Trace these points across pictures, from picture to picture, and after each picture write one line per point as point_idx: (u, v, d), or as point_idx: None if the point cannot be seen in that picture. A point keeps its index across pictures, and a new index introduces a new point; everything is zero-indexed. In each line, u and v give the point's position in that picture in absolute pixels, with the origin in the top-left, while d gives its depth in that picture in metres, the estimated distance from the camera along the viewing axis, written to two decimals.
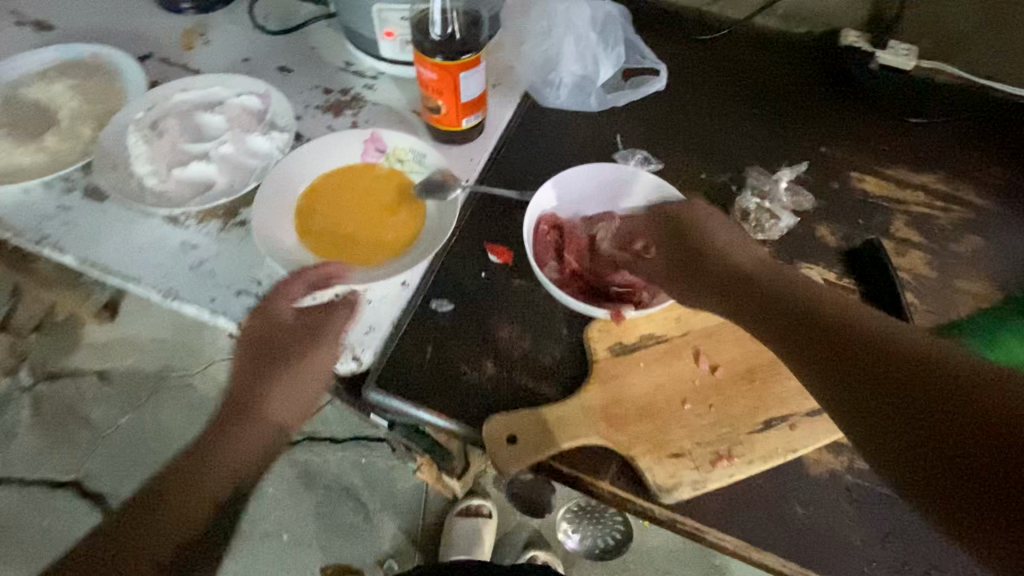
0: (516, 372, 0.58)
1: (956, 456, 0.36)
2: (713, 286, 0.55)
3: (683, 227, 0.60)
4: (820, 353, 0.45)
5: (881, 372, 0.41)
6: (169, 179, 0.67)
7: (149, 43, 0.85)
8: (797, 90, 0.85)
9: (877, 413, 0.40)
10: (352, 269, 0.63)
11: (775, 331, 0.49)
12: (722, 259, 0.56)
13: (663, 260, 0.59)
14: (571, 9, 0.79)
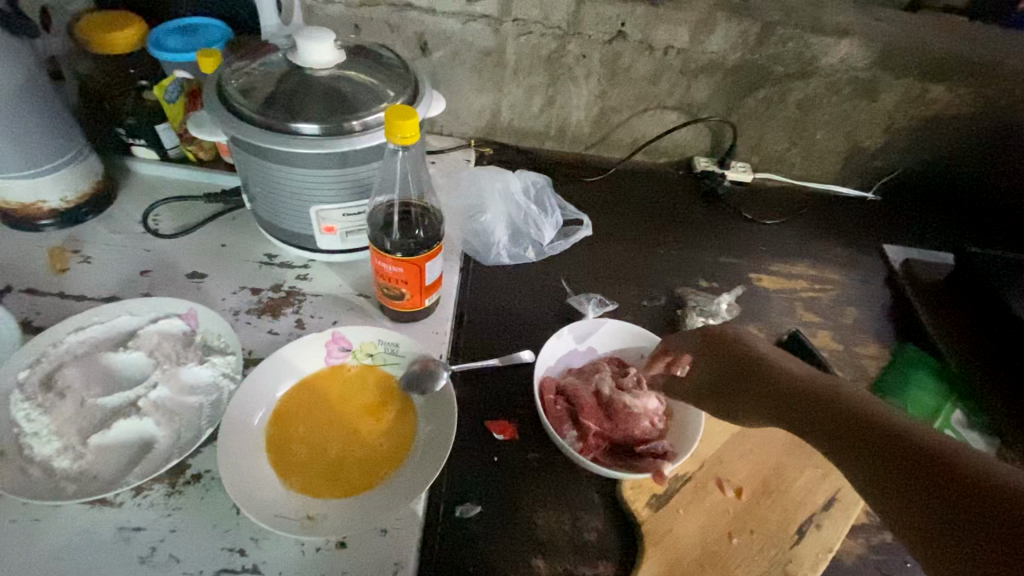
0: (569, 561, 0.55)
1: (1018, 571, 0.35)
2: (758, 403, 0.53)
3: (729, 350, 0.57)
4: (863, 449, 0.44)
5: (933, 479, 0.40)
6: (87, 452, 0.53)
7: (4, 273, 0.71)
8: (683, 208, 1.00)
9: (943, 529, 0.39)
10: (355, 502, 0.55)
11: (818, 431, 0.48)
12: (770, 377, 0.53)
13: (702, 391, 0.58)
14: (505, 183, 0.88)
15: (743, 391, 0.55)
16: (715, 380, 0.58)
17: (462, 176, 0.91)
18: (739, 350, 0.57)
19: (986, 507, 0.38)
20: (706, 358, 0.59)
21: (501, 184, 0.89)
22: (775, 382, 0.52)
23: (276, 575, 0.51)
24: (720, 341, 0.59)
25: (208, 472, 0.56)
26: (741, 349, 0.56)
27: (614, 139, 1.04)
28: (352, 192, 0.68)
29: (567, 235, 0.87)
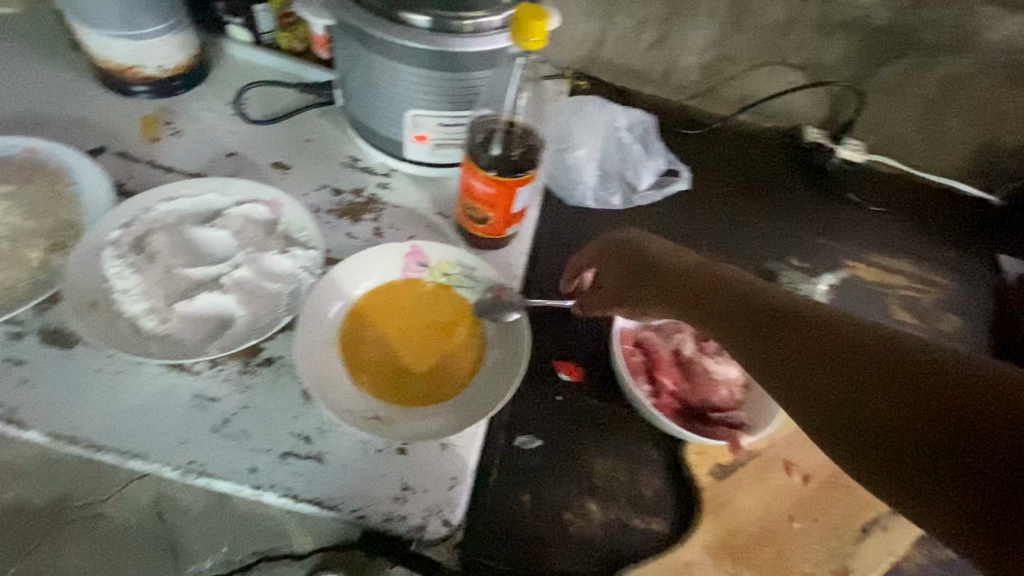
0: (622, 512, 0.54)
1: (946, 445, 0.31)
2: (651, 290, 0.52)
3: (625, 248, 0.56)
4: (765, 344, 0.41)
5: (838, 356, 0.36)
6: (171, 317, 0.54)
7: (99, 133, 0.71)
8: (783, 179, 0.92)
9: (853, 413, 0.35)
10: (421, 413, 0.55)
11: (719, 331, 0.45)
12: (669, 264, 0.52)
13: (611, 299, 0.57)
14: (611, 117, 0.82)
15: (639, 282, 0.54)
16: (618, 279, 0.56)
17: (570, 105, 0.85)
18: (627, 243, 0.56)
19: (904, 369, 0.33)
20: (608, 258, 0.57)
21: (608, 117, 0.83)
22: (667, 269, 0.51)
23: (338, 467, 0.52)
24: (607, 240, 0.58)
25: (280, 359, 0.57)
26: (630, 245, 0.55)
27: (721, 92, 0.96)
28: (450, 101, 0.64)
29: (660, 188, 0.81)
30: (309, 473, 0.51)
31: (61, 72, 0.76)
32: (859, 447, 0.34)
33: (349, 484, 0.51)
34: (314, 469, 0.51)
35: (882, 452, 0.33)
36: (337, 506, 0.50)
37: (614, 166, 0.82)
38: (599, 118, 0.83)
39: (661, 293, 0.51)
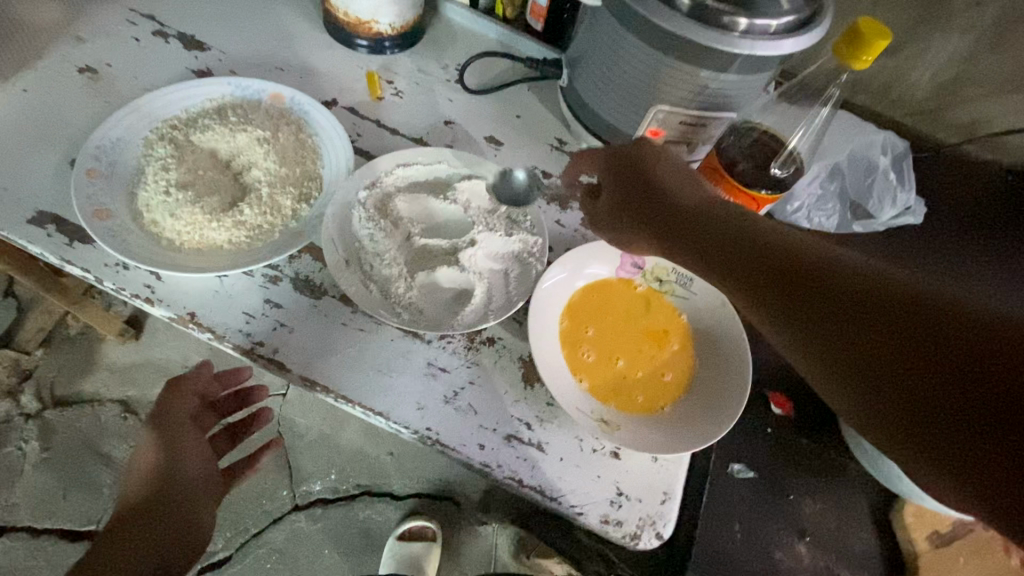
0: (830, 559, 0.53)
1: (910, 371, 0.31)
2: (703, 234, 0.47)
3: (659, 171, 0.53)
4: (798, 287, 0.38)
5: (794, 269, 0.39)
6: (414, 286, 0.56)
7: (330, 86, 0.73)
8: (1005, 220, 0.82)
9: (880, 354, 0.33)
10: (637, 422, 0.54)
11: (747, 282, 0.41)
12: (662, 195, 0.51)
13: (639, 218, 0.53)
14: (866, 138, 0.75)
15: (661, 211, 0.51)
16: (642, 202, 0.53)
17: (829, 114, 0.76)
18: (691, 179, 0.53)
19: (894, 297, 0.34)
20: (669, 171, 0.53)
21: (861, 137, 0.75)
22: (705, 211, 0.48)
23: (558, 460, 0.53)
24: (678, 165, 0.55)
25: (501, 340, 0.58)
26: (650, 163, 0.54)
27: (947, 115, 0.86)
28: (702, 104, 0.61)
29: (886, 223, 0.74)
30: (532, 460, 0.53)
31: (293, 17, 0.78)
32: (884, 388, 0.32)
33: (568, 478, 0.52)
34: (537, 457, 0.53)
35: (903, 389, 0.31)
36: (559, 498, 0.51)
37: (847, 190, 0.74)
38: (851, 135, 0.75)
39: (677, 224, 0.49)
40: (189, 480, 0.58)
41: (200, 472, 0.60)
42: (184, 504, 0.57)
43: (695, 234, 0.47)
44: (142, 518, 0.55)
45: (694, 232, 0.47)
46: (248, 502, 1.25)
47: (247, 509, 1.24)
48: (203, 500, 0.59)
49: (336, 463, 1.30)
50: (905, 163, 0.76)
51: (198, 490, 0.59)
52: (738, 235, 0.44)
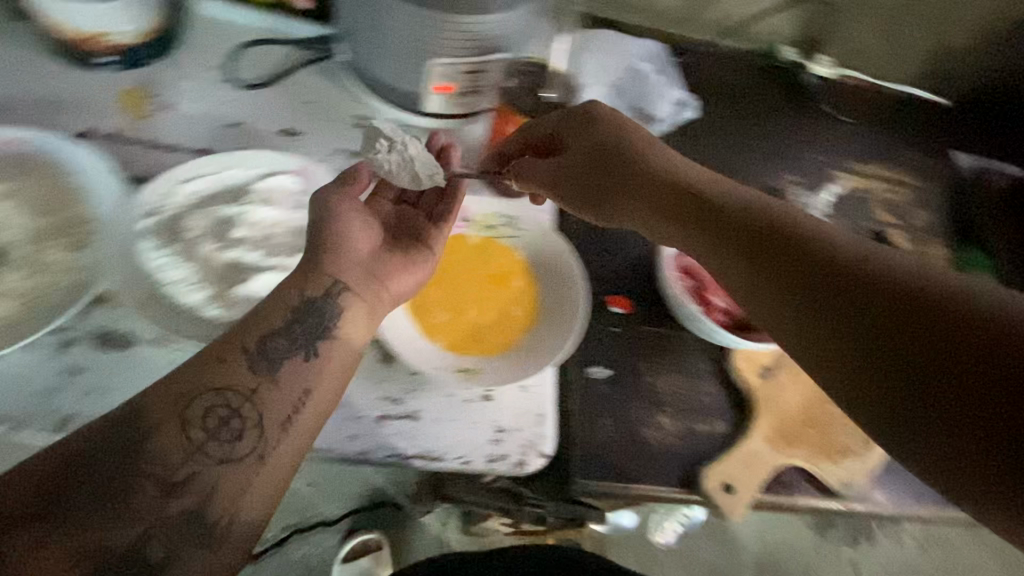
0: (691, 420, 0.60)
1: (924, 370, 0.32)
2: (631, 194, 0.52)
3: (590, 136, 0.55)
4: (809, 280, 0.38)
5: (804, 259, 0.39)
6: (234, 303, 0.53)
7: (81, 117, 0.64)
8: (768, 96, 0.95)
9: (894, 349, 0.33)
10: (498, 361, 0.57)
11: (754, 265, 0.42)
12: (625, 165, 0.52)
13: (565, 186, 0.55)
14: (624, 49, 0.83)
15: (617, 179, 0.53)
16: (580, 160, 0.55)
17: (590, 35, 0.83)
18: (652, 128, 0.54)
19: (908, 293, 0.34)
20: (575, 137, 0.56)
21: (620, 49, 0.83)
22: (689, 203, 0.48)
23: (434, 421, 0.54)
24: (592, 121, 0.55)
25: None
26: (612, 133, 0.54)
27: (702, 18, 0.97)
28: (476, 48, 0.62)
29: (671, 118, 0.82)
30: (409, 431, 0.53)
31: (9, 49, 0.67)
32: (890, 388, 0.33)
33: (448, 434, 0.54)
34: (413, 426, 0.53)
35: (907, 391, 0.32)
36: (444, 456, 0.53)
37: (630, 99, 0.80)
38: (609, 49, 0.82)
39: (653, 197, 0.50)
40: (328, 240, 0.53)
41: (360, 241, 0.54)
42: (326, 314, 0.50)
43: (693, 223, 0.47)
44: (152, 419, 0.43)
45: (689, 221, 0.47)
46: None
47: None
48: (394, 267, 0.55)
49: None
50: (668, 62, 0.85)
51: (360, 258, 0.53)
52: (741, 224, 0.44)
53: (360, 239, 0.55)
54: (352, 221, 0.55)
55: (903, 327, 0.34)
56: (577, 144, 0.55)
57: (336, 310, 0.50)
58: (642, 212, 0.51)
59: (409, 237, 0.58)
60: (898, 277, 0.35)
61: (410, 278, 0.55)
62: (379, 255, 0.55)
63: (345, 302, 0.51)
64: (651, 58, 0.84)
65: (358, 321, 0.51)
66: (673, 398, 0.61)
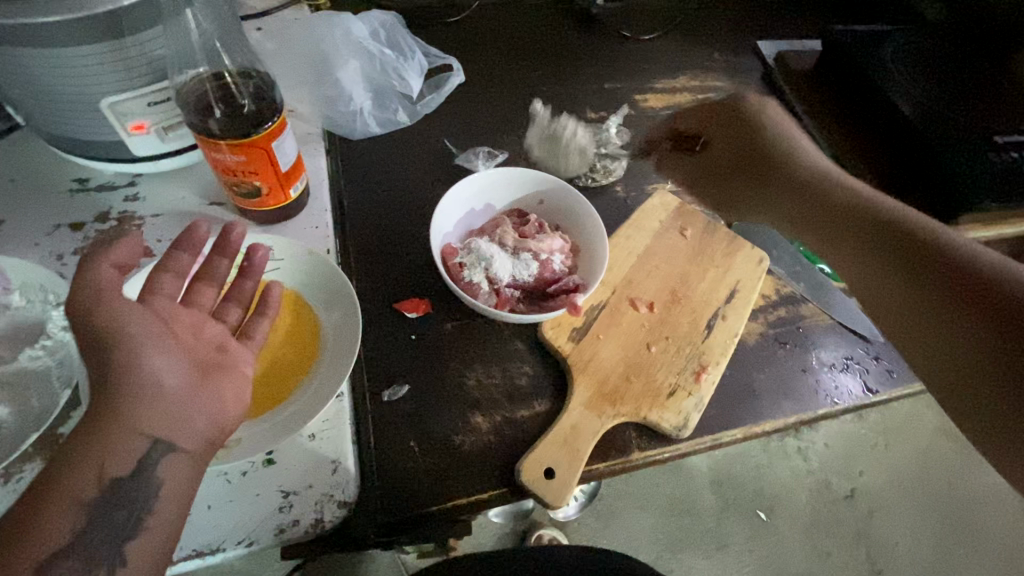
0: (507, 410, 0.56)
1: (959, 321, 0.50)
2: (781, 201, 0.68)
3: (760, 141, 0.72)
4: (895, 251, 0.57)
5: (895, 238, 0.57)
6: None
7: None
8: (556, 34, 0.89)
9: (936, 307, 0.52)
10: (270, 418, 0.50)
11: (851, 249, 0.61)
12: (783, 166, 0.69)
13: (697, 177, 0.75)
14: (346, 28, 0.75)
15: (784, 182, 0.69)
16: (755, 163, 0.72)
17: (305, 24, 0.75)
18: (761, 116, 0.74)
19: (948, 275, 0.53)
20: (760, 137, 0.73)
21: (342, 30, 0.75)
22: (834, 190, 0.64)
23: (205, 509, 0.47)
24: (740, 115, 0.75)
25: None
26: (778, 137, 0.71)
27: None
28: (148, 74, 0.53)
29: (439, 86, 0.78)
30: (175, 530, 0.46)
31: None
32: (934, 335, 0.52)
33: (223, 519, 0.47)
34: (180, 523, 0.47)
35: (942, 337, 0.51)
36: (221, 547, 0.46)
37: (382, 81, 0.76)
38: (332, 33, 0.75)
39: (812, 206, 0.65)
40: (142, 393, 0.40)
41: (174, 377, 0.41)
42: (90, 451, 0.38)
43: (812, 205, 0.65)
44: None
45: (812, 203, 0.65)
46: None
47: None
48: (144, 418, 0.39)
49: None
50: (401, 28, 0.79)
51: (179, 405, 0.41)
52: (838, 212, 0.63)
53: (221, 369, 0.44)
54: (146, 356, 0.41)
55: (947, 294, 0.52)
56: (761, 138, 0.73)
57: (158, 476, 0.40)
58: (777, 210, 0.69)
59: (201, 359, 0.44)
60: (954, 262, 0.53)
61: (219, 422, 0.43)
62: (209, 386, 0.43)
63: (167, 464, 0.40)
64: (380, 31, 0.78)
65: (184, 479, 0.41)
66: (487, 391, 0.57)
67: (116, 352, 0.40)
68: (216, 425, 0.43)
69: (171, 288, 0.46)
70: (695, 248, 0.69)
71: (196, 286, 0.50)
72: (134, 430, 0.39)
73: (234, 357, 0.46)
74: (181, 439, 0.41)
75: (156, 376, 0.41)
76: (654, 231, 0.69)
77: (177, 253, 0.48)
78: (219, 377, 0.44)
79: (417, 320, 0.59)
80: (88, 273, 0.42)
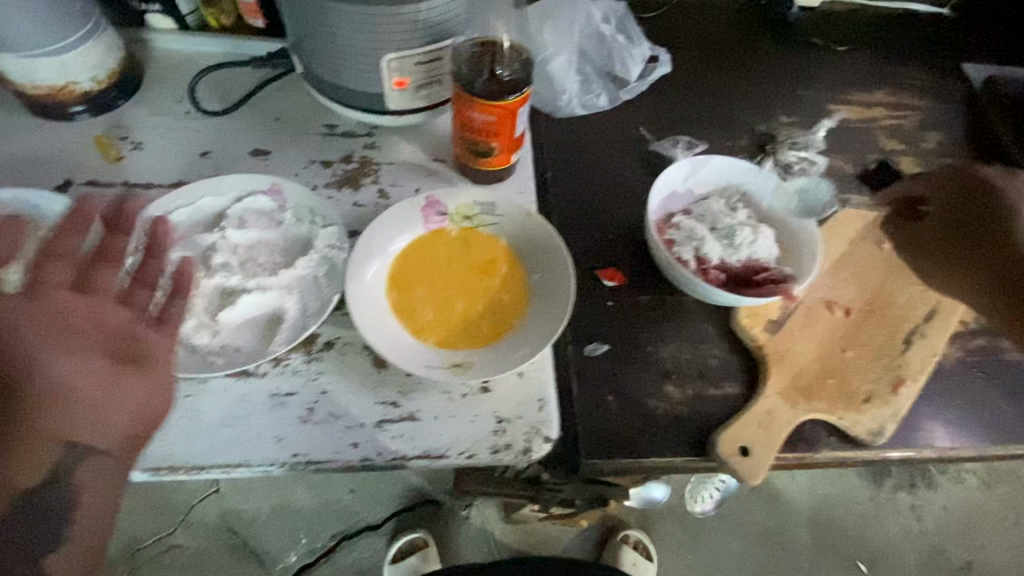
0: (699, 386, 0.58)
1: None
2: (971, 277, 0.60)
3: (972, 208, 0.62)
4: None
5: None
6: (221, 327, 0.54)
7: (61, 168, 0.66)
8: (751, 37, 0.89)
9: None
10: (494, 349, 0.57)
11: None
12: (993, 233, 0.59)
13: (913, 244, 0.67)
14: (588, 10, 0.79)
15: (975, 259, 0.60)
16: (951, 235, 0.63)
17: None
18: (992, 195, 0.60)
19: None
20: (947, 208, 0.65)
21: (584, 12, 0.79)
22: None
23: (433, 419, 0.54)
24: (977, 186, 0.62)
25: (339, 339, 0.57)
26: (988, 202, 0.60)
27: None
28: (425, 37, 0.60)
29: (645, 76, 0.80)
30: (409, 432, 0.53)
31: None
32: None
33: (447, 431, 0.53)
34: (412, 428, 0.53)
35: None
36: (445, 454, 0.52)
37: (597, 66, 0.79)
38: (576, 12, 0.79)
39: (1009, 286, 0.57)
40: (45, 394, 0.44)
41: (73, 378, 0.45)
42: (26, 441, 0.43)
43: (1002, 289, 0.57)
44: None
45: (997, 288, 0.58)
46: None
47: None
48: (57, 419, 0.44)
49: (302, 526, 1.31)
50: (631, 20, 0.82)
51: (97, 404, 0.45)
52: None
53: (149, 362, 0.47)
54: (45, 357, 0.45)
55: None
56: (947, 212, 0.64)
57: (76, 480, 0.43)
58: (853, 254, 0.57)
59: (115, 350, 0.47)
60: None
61: (131, 421, 0.45)
62: (109, 381, 0.46)
63: (85, 464, 0.44)
64: (614, 18, 0.81)
65: (109, 473, 0.44)
66: (683, 365, 0.59)
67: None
68: (134, 424, 0.45)
69: (66, 276, 0.49)
70: (897, 262, 0.67)
71: (97, 271, 0.50)
72: (65, 425, 0.44)
73: (153, 347, 0.48)
74: (94, 441, 0.44)
75: (61, 378, 0.45)
76: (850, 239, 0.68)
77: (115, 236, 0.52)
78: (124, 378, 0.46)
79: (617, 288, 0.62)
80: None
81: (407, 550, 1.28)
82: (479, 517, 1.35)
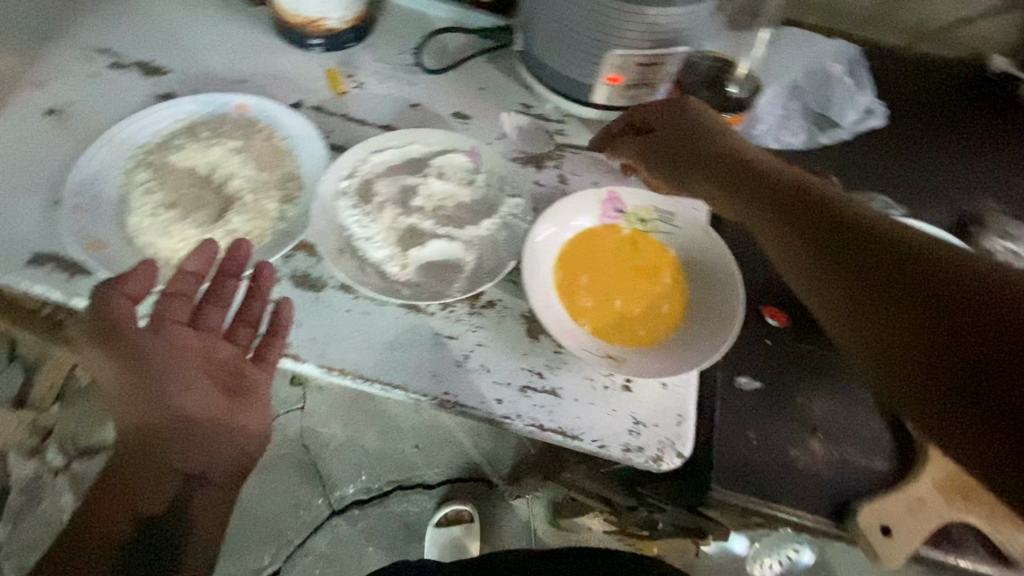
0: (845, 450, 0.55)
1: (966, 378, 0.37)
2: None
3: None
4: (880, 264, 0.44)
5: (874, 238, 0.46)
6: (408, 262, 0.59)
7: (294, 89, 0.74)
8: (972, 110, 0.82)
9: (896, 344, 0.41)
10: (647, 352, 0.57)
11: None
12: None
13: None
14: (822, 50, 0.78)
15: None
16: None
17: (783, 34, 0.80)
18: None
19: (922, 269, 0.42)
20: None
21: (817, 51, 0.79)
22: None
23: (574, 401, 0.55)
24: None
25: (502, 301, 0.60)
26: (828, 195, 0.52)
27: (897, 19, 0.85)
28: (655, 42, 0.62)
29: (852, 125, 0.76)
30: (549, 406, 0.55)
31: (249, 30, 0.79)
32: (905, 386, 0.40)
33: (585, 416, 0.55)
34: (553, 403, 0.55)
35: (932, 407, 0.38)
36: (580, 436, 0.54)
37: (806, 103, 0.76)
38: (808, 51, 0.79)
39: None
40: (158, 415, 0.50)
41: (188, 408, 0.51)
42: (169, 455, 0.51)
43: None
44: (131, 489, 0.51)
45: None
46: (287, 515, 1.30)
47: (287, 522, 1.29)
48: (182, 451, 0.51)
49: (365, 464, 1.37)
50: (861, 71, 0.79)
51: (197, 442, 0.51)
52: None
53: (246, 403, 0.53)
54: (170, 391, 0.51)
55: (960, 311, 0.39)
56: None
57: (190, 505, 0.51)
58: (752, 211, 0.57)
59: (225, 385, 0.53)
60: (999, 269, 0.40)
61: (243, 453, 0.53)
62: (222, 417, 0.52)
63: (198, 492, 0.52)
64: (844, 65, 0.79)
65: (217, 498, 0.53)
66: (832, 426, 0.56)
67: (136, 384, 0.50)
68: (243, 455, 0.53)
69: (213, 320, 0.54)
70: None
71: (208, 309, 0.54)
72: (163, 458, 0.51)
73: (252, 380, 0.53)
74: (208, 472, 0.52)
75: (184, 416, 0.51)
76: None
77: (224, 279, 0.55)
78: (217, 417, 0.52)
79: (777, 329, 0.61)
80: (106, 303, 0.50)
81: (453, 519, 1.31)
82: (526, 511, 1.37)
